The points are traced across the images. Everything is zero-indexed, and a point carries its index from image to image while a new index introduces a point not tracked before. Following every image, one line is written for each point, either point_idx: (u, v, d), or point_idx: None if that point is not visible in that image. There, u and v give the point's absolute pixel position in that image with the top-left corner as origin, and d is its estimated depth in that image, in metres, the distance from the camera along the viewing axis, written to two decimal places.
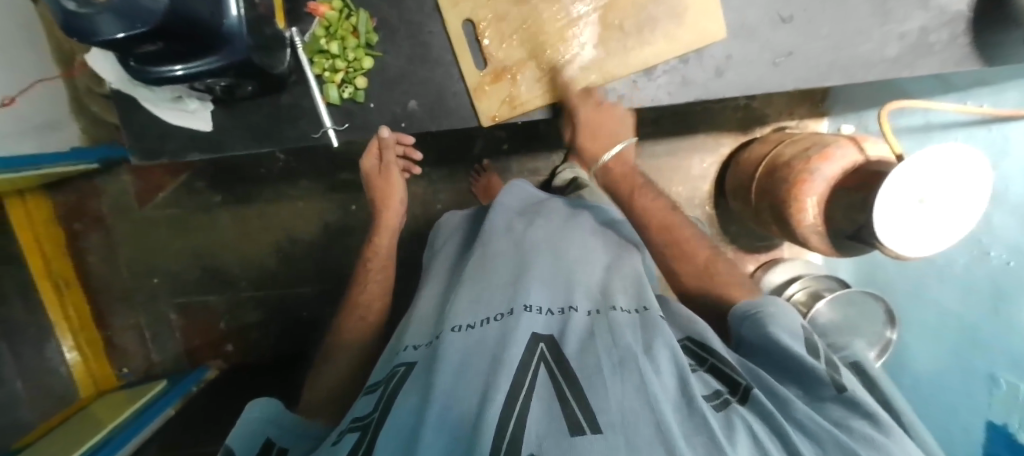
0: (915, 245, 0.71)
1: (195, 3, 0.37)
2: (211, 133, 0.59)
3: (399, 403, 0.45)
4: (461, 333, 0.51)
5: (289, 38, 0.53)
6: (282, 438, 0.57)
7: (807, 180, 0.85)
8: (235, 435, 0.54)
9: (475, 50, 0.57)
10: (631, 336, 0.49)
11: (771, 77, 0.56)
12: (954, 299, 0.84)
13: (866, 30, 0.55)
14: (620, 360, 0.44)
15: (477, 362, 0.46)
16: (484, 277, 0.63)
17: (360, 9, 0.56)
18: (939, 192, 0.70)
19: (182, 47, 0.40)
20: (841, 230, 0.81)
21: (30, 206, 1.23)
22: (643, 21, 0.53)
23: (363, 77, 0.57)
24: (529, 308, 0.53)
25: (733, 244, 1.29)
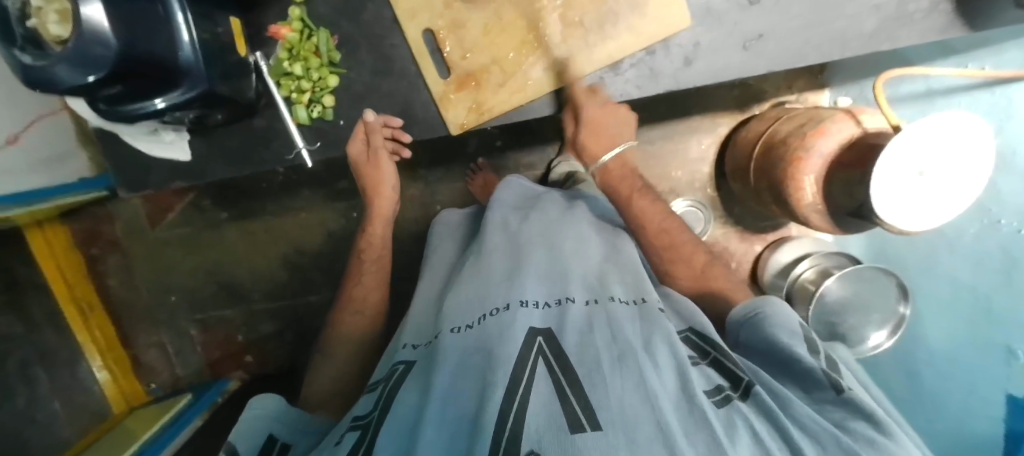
0: (916, 220, 0.68)
1: (146, 42, 0.38)
2: (190, 162, 0.61)
3: (399, 403, 0.45)
4: (461, 333, 0.51)
5: (253, 62, 0.56)
6: (283, 433, 0.59)
7: (803, 159, 0.82)
8: (238, 431, 0.56)
9: (437, 60, 0.57)
10: (630, 331, 0.48)
11: (742, 62, 0.54)
12: (965, 269, 0.80)
13: (842, 2, 0.51)
14: (620, 354, 0.43)
15: (476, 359, 0.45)
16: (483, 271, 0.62)
17: (320, 28, 0.56)
18: (940, 164, 0.67)
19: (148, 84, 0.41)
20: (842, 209, 0.78)
21: (49, 237, 1.27)
22: (604, 16, 0.52)
23: (330, 95, 0.58)
24: (526, 303, 0.52)
25: (738, 225, 1.26)
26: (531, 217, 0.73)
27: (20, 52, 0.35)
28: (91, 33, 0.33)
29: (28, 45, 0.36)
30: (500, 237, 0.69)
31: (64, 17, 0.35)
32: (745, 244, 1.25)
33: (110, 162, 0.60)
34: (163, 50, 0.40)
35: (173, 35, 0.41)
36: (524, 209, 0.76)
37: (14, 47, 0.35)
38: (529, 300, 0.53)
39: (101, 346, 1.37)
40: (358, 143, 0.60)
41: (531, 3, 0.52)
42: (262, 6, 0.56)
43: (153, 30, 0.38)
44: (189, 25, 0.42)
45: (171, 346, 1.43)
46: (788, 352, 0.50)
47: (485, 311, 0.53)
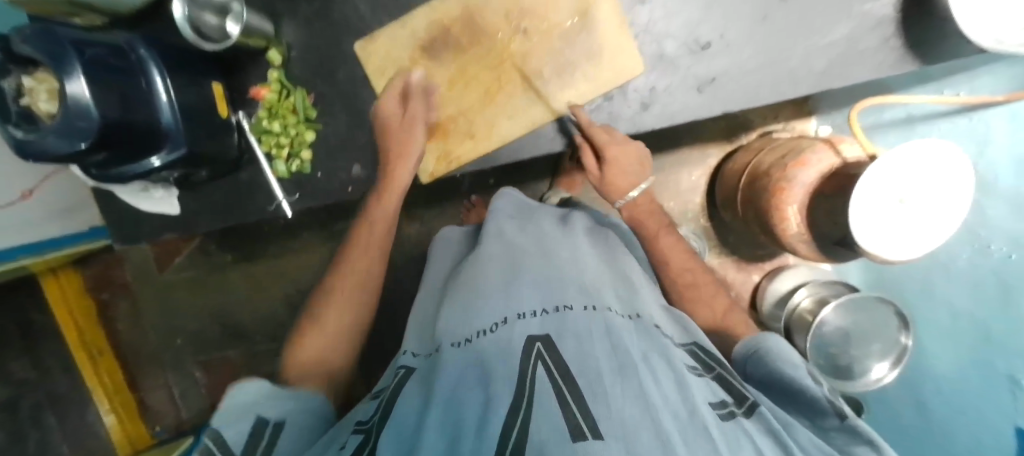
0: (899, 248, 0.67)
1: (126, 111, 0.41)
2: (180, 216, 0.59)
3: (396, 416, 0.43)
4: (459, 346, 0.47)
5: (237, 121, 0.55)
6: (275, 411, 0.51)
7: (786, 189, 0.82)
8: (224, 417, 0.49)
9: (401, 120, 0.51)
10: (630, 340, 0.45)
11: (698, 106, 0.52)
12: (964, 299, 0.79)
13: (792, 45, 0.50)
14: (620, 364, 0.40)
15: (479, 374, 0.42)
16: (477, 273, 0.58)
17: (298, 86, 0.54)
18: (920, 191, 0.67)
19: (132, 148, 0.43)
20: (830, 238, 0.77)
21: (63, 282, 1.33)
22: (561, 64, 0.50)
23: (307, 150, 0.54)
24: (522, 315, 0.48)
25: (734, 254, 1.24)
26: (527, 222, 0.69)
27: (15, 128, 0.38)
28: (77, 109, 0.37)
29: (23, 121, 0.39)
30: (494, 240, 0.64)
31: (52, 96, 0.39)
32: (743, 273, 1.23)
33: (104, 217, 0.60)
34: (142, 117, 0.43)
35: (151, 102, 0.44)
36: (523, 212, 0.72)
37: (8, 124, 0.38)
38: (524, 310, 0.49)
39: (110, 390, 1.38)
40: (337, 190, 0.56)
41: (489, 58, 0.51)
42: (245, 67, 0.54)
43: (129, 98, 0.41)
44: (171, 91, 0.45)
45: (177, 388, 1.42)
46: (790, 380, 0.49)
47: (482, 324, 0.49)
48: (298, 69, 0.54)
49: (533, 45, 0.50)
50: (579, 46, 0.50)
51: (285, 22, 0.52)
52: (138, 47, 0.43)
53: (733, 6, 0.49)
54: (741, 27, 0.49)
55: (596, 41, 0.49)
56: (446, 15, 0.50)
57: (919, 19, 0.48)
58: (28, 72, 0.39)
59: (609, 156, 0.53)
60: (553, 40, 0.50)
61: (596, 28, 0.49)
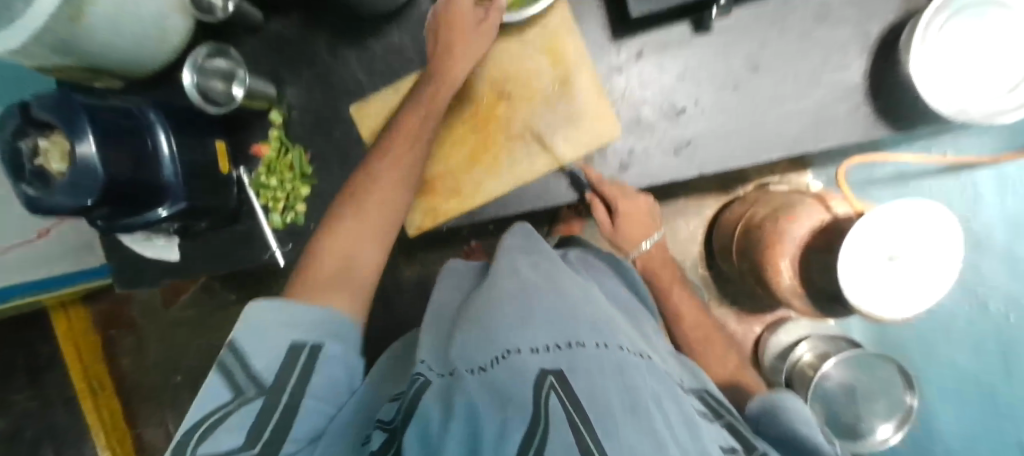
0: (891, 305, 0.67)
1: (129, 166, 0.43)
2: (178, 262, 0.61)
3: (416, 419, 0.34)
4: (479, 375, 0.34)
5: (237, 175, 0.58)
6: (312, 334, 0.39)
7: (777, 243, 0.81)
8: (246, 337, 0.37)
9: (416, 102, 0.49)
10: (646, 380, 0.33)
11: (676, 167, 0.54)
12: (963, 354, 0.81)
13: (764, 111, 0.52)
14: (636, 403, 0.29)
15: (496, 399, 0.31)
16: (494, 290, 0.45)
17: (296, 144, 0.56)
18: (910, 252, 0.68)
19: (135, 201, 0.46)
20: (823, 291, 0.77)
21: (72, 318, 1.33)
22: (543, 128, 0.53)
23: (302, 203, 0.57)
24: (532, 347, 0.35)
25: (734, 304, 1.21)
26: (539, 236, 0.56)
27: (27, 186, 0.41)
28: (85, 169, 0.39)
29: (36, 180, 0.41)
30: (517, 251, 0.53)
31: (63, 158, 0.41)
32: (744, 325, 1.20)
33: (112, 260, 0.62)
34: (144, 172, 0.45)
35: (152, 157, 0.46)
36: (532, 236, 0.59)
37: (24, 183, 0.41)
38: (536, 339, 0.36)
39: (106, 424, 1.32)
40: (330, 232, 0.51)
41: (477, 123, 0.55)
42: (249, 125, 0.57)
43: (133, 154, 0.44)
44: (173, 151, 0.48)
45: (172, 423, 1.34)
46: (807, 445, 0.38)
47: (490, 349, 0.36)
48: (298, 128, 0.57)
49: (515, 110, 0.53)
50: (560, 111, 0.52)
51: (289, 85, 0.56)
52: (147, 111, 0.47)
53: (706, 76, 0.52)
54: (714, 95, 0.52)
55: (576, 108, 0.52)
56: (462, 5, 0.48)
57: (886, 88, 0.50)
58: (45, 135, 0.41)
59: (621, 209, 0.58)
60: (535, 104, 0.53)
61: (575, 95, 0.52)
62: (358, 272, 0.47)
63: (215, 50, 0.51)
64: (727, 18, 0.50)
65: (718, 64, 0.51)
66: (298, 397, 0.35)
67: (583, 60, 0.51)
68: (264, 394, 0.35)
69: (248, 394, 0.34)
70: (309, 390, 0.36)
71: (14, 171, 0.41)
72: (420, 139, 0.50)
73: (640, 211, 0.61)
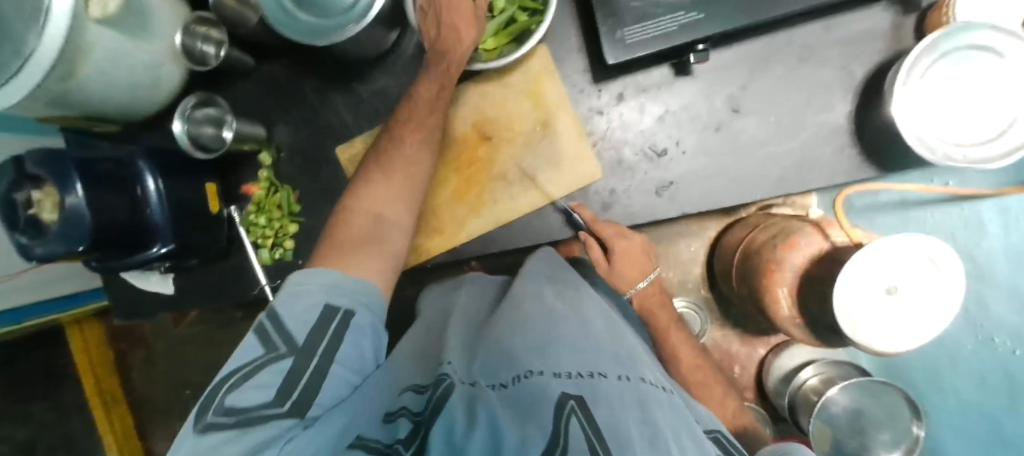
0: (891, 339, 0.63)
1: (114, 209, 0.44)
2: (174, 294, 0.63)
3: (444, 413, 0.32)
4: (498, 391, 0.35)
5: (228, 213, 0.59)
6: (344, 300, 0.40)
7: (775, 271, 0.75)
8: (284, 299, 0.39)
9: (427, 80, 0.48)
10: (664, 417, 0.32)
11: (658, 207, 0.53)
12: (973, 390, 0.73)
13: (746, 151, 0.51)
14: (655, 437, 0.29)
15: (522, 418, 0.31)
16: (518, 309, 0.45)
17: (284, 184, 0.58)
18: (909, 282, 0.64)
19: (125, 243, 0.47)
20: (821, 323, 0.69)
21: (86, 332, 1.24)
22: (524, 171, 0.53)
23: (290, 241, 0.58)
24: (557, 371, 0.35)
25: (737, 327, 1.09)
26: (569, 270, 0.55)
27: (21, 234, 0.43)
28: (74, 218, 0.41)
29: (30, 228, 0.43)
30: (540, 280, 0.51)
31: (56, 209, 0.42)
32: (747, 347, 1.08)
33: (112, 292, 0.64)
34: (131, 213, 0.46)
35: (140, 199, 0.47)
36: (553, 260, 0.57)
37: (18, 232, 0.43)
38: (560, 364, 0.36)
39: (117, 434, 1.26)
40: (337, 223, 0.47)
41: (454, 162, 0.55)
42: (239, 166, 0.59)
43: (120, 195, 0.45)
44: (162, 195, 0.48)
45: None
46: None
47: (516, 368, 0.37)
48: (287, 168, 0.58)
49: (497, 152, 0.54)
50: (541, 154, 0.53)
51: (278, 126, 0.57)
52: (137, 160, 0.47)
53: (688, 118, 0.52)
54: (697, 136, 0.52)
55: (557, 150, 0.52)
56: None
57: (871, 129, 0.49)
58: (39, 186, 0.43)
59: (617, 248, 0.55)
60: (517, 147, 0.53)
61: (555, 139, 0.52)
62: (390, 229, 0.47)
63: (203, 99, 0.53)
64: (708, 61, 0.50)
65: (700, 106, 0.51)
66: (325, 362, 0.36)
67: (563, 105, 0.52)
68: (293, 354, 0.36)
69: (280, 350, 0.35)
70: (336, 357, 0.37)
71: (10, 220, 0.43)
72: (436, 111, 0.49)
73: (637, 251, 0.57)
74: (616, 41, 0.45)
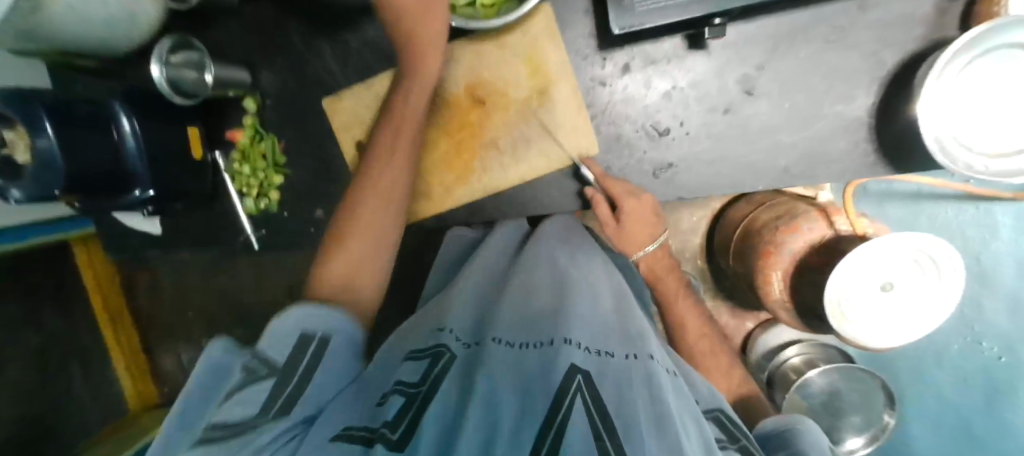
0: (886, 336, 0.61)
1: (91, 151, 0.43)
2: (161, 235, 0.63)
3: (438, 391, 0.29)
4: (504, 346, 0.33)
5: (213, 159, 0.58)
6: (321, 324, 0.37)
7: (772, 253, 0.68)
8: (267, 334, 0.35)
9: (390, 121, 0.48)
10: (674, 400, 0.29)
11: (654, 189, 0.51)
12: (957, 390, 0.70)
13: (753, 138, 0.48)
14: (661, 414, 0.26)
15: (526, 385, 0.28)
16: (529, 276, 0.42)
17: (270, 133, 0.56)
18: (906, 278, 0.60)
19: (104, 186, 0.46)
20: (809, 308, 0.64)
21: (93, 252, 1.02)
22: (517, 140, 0.51)
23: (275, 192, 0.57)
24: (572, 339, 0.31)
25: (729, 299, 0.98)
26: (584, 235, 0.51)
27: None
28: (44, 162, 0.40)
29: None
30: (556, 242, 0.48)
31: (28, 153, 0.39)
32: (736, 321, 0.98)
33: (101, 227, 0.65)
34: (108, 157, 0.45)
35: (116, 142, 0.46)
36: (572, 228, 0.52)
37: None
38: (575, 333, 0.33)
39: (126, 350, 1.06)
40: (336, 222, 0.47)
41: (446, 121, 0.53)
42: (222, 111, 0.57)
43: (96, 138, 0.43)
44: (139, 140, 0.47)
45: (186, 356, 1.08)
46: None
47: (536, 335, 0.34)
48: (273, 116, 0.56)
49: (491, 118, 0.51)
50: (537, 122, 0.50)
51: (262, 71, 0.54)
52: (112, 102, 0.45)
53: (696, 97, 0.48)
54: (705, 117, 0.48)
55: (553, 121, 0.50)
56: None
57: (892, 124, 0.46)
58: None
59: (627, 208, 0.48)
60: (512, 114, 0.50)
61: (552, 110, 0.50)
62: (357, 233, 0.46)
63: (179, 41, 0.50)
64: (726, 36, 0.45)
65: (711, 85, 0.47)
66: (308, 377, 0.33)
67: (564, 73, 0.49)
68: (275, 376, 0.32)
69: (259, 372, 0.32)
70: (321, 370, 0.34)
71: None
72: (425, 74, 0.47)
73: (644, 209, 0.49)
74: (623, 8, 0.41)
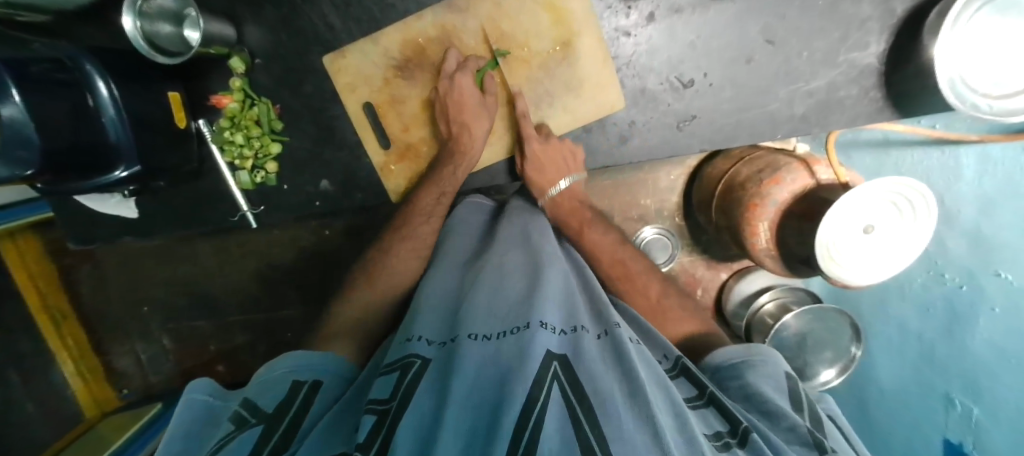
0: (865, 273, 0.54)
1: (63, 123, 0.36)
2: (137, 219, 0.57)
3: (413, 401, 0.28)
4: (480, 340, 0.31)
5: (197, 129, 0.52)
6: (309, 372, 0.38)
7: (756, 205, 0.61)
8: (256, 384, 0.36)
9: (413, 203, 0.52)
10: (644, 370, 0.31)
11: (678, 142, 0.51)
12: (914, 319, 0.68)
13: (771, 88, 0.49)
14: (635, 386, 0.28)
15: (504, 371, 0.27)
16: (500, 258, 0.43)
17: (263, 96, 0.51)
18: (886, 221, 0.53)
19: (81, 168, 0.40)
20: (796, 256, 0.59)
21: (24, 249, 0.89)
22: (538, 96, 0.50)
23: (273, 163, 0.53)
24: (546, 323, 0.32)
25: (704, 254, 0.94)
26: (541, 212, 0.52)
27: None
28: (16, 135, 0.34)
29: None
30: (524, 215, 0.51)
31: None
32: (712, 272, 0.94)
33: (59, 214, 0.57)
34: (87, 134, 0.39)
35: (91, 112, 0.39)
36: (533, 214, 0.51)
37: None
38: (549, 316, 0.33)
39: (75, 354, 0.95)
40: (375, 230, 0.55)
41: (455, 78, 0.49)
42: (204, 72, 0.51)
43: (64, 104, 0.37)
44: (119, 108, 0.41)
45: (146, 354, 1.00)
46: (768, 404, 0.35)
47: (509, 320, 0.33)
48: (263, 78, 0.50)
49: (513, 73, 0.49)
50: (558, 77, 0.49)
51: (248, 25, 0.49)
52: (83, 62, 0.38)
53: (720, 47, 0.48)
54: (725, 67, 0.48)
55: (576, 74, 0.49)
56: (438, 18, 0.47)
57: (900, 70, 0.47)
58: None
59: (529, 151, 0.49)
60: (532, 68, 0.48)
61: (576, 62, 0.48)
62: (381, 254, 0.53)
63: None
64: None
65: (734, 35, 0.47)
66: (298, 421, 0.33)
67: (588, 22, 0.46)
68: (263, 423, 0.31)
69: (249, 421, 0.32)
70: (311, 406, 0.34)
71: None
72: (435, 44, 0.48)
73: (558, 150, 0.50)
74: None
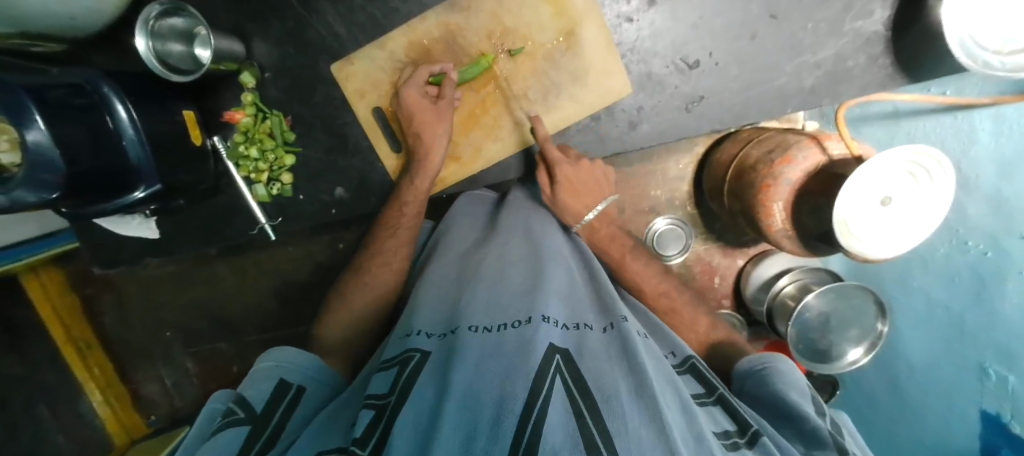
0: (885, 245, 0.52)
1: (85, 142, 0.37)
2: (159, 239, 0.58)
3: (412, 395, 0.28)
4: (480, 332, 0.31)
5: (212, 146, 0.53)
6: (297, 374, 0.40)
7: (770, 185, 0.60)
8: (247, 380, 0.39)
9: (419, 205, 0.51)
10: (650, 363, 0.31)
11: (686, 124, 0.51)
12: (940, 289, 0.66)
13: (776, 64, 0.49)
14: (641, 383, 0.28)
15: (504, 363, 0.27)
16: (503, 253, 0.43)
17: (274, 109, 0.52)
18: (902, 191, 0.52)
19: (105, 191, 0.41)
20: (814, 234, 0.57)
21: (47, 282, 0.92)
22: (547, 87, 0.50)
23: (287, 174, 0.54)
24: (549, 317, 0.32)
25: (719, 241, 0.93)
26: (546, 210, 0.52)
27: None
28: (42, 159, 0.34)
29: None
30: (525, 210, 0.52)
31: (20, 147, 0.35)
32: (728, 259, 0.93)
33: (85, 240, 0.58)
34: (111, 155, 0.40)
35: (113, 132, 0.40)
36: (532, 211, 0.52)
37: None
38: (553, 311, 0.33)
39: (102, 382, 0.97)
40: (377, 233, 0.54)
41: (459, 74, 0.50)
42: (216, 89, 0.52)
43: (84, 124, 0.38)
44: (137, 128, 0.42)
45: (170, 379, 1.00)
46: (794, 407, 0.36)
47: (512, 314, 0.33)
48: (274, 91, 0.51)
49: (521, 67, 0.49)
50: (564, 67, 0.49)
51: (256, 40, 0.50)
52: (100, 85, 0.40)
53: (722, 25, 0.48)
54: (728, 46, 0.48)
55: (582, 63, 0.49)
56: (441, 18, 0.47)
57: (907, 35, 0.47)
58: None
59: (560, 176, 0.49)
60: (538, 61, 0.49)
61: (581, 51, 0.48)
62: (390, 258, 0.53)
63: (171, 7, 0.43)
64: None
65: (736, 13, 0.47)
66: (284, 423, 0.35)
67: (590, 11, 0.47)
68: (251, 423, 0.34)
69: (239, 416, 0.34)
70: (295, 416, 0.36)
71: None
72: (441, 45, 0.48)
73: (589, 173, 0.51)
74: None
